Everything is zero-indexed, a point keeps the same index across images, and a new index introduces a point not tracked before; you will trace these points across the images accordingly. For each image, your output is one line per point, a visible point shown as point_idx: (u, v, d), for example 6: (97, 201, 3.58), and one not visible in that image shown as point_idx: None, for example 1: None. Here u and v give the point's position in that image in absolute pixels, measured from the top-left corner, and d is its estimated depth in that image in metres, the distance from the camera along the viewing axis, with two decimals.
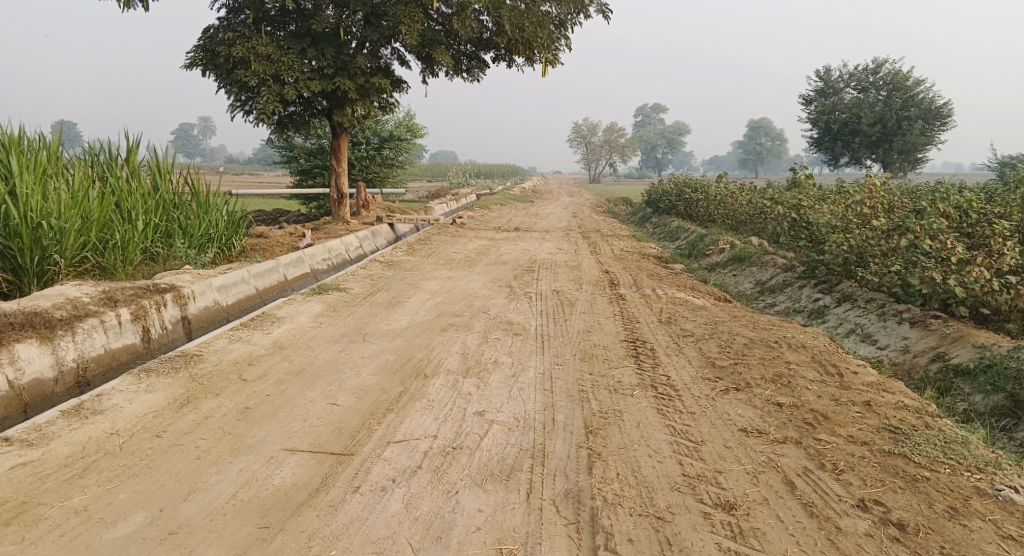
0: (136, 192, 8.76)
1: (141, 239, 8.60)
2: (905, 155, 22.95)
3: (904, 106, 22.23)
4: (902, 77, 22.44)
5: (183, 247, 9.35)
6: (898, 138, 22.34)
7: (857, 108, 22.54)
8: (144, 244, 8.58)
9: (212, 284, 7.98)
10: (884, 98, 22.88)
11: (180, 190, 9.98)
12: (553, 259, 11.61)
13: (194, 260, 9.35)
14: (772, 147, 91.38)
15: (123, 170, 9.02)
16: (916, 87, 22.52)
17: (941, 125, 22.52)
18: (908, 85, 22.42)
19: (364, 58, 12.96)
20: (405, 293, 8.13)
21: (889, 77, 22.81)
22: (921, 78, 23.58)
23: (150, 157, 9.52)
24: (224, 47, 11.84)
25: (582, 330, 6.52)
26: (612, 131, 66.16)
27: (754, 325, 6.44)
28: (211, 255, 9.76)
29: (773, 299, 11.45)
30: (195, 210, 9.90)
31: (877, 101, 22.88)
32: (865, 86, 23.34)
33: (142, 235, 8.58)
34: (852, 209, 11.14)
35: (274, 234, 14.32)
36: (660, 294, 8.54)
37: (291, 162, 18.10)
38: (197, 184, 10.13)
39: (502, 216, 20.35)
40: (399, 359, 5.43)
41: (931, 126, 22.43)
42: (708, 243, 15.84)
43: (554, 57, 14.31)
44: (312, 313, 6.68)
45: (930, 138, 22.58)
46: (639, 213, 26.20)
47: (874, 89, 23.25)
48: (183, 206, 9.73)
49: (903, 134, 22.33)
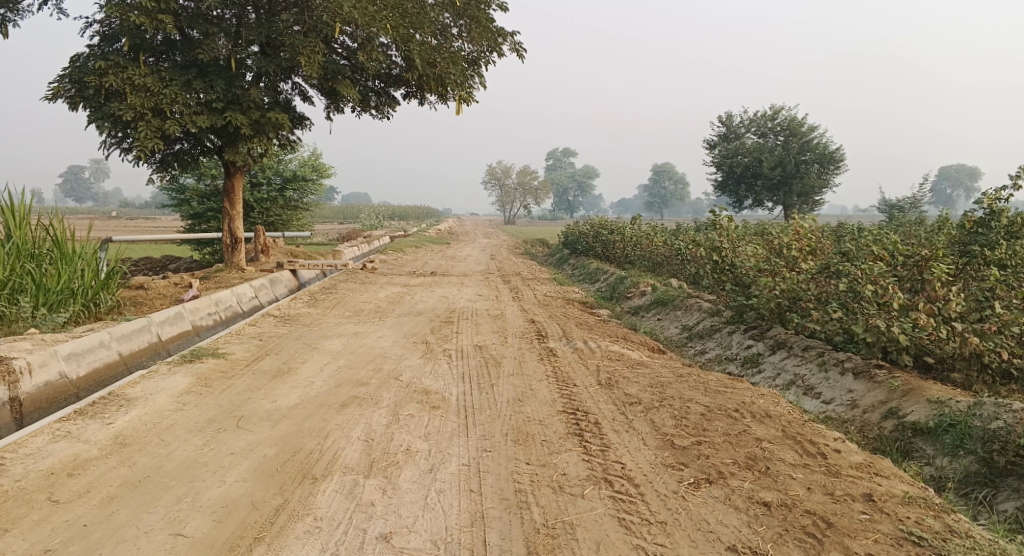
0: None
1: None
2: (804, 196, 23.39)
3: (801, 150, 22.72)
4: (797, 123, 22.93)
5: (29, 307, 7.73)
6: (797, 180, 22.80)
7: (758, 152, 22.87)
8: None
9: (57, 353, 6.57)
10: (782, 143, 23.32)
11: (40, 239, 8.39)
12: (472, 307, 10.61)
13: (42, 322, 7.66)
14: (676, 191, 94.41)
15: None
16: (811, 132, 23.11)
17: (835, 169, 23.18)
18: (803, 131, 22.96)
19: (259, 91, 11.72)
20: (300, 356, 6.90)
21: (786, 123, 23.28)
22: (815, 124, 24.28)
23: (2, 201, 7.99)
24: (94, 77, 10.34)
25: (512, 398, 5.50)
26: (525, 174, 66.26)
27: (705, 387, 5.59)
28: (71, 313, 8.15)
29: (703, 346, 10.82)
30: (57, 260, 8.28)
31: (776, 146, 23.33)
32: (764, 131, 23.75)
33: None
34: (778, 250, 10.71)
35: (156, 285, 12.68)
36: (593, 347, 7.69)
37: (182, 204, 16.44)
38: (62, 231, 8.50)
39: (416, 259, 19.24)
40: (282, 456, 4.26)
41: (826, 169, 23.03)
42: (629, 285, 15.25)
43: (468, 95, 13.49)
44: (176, 392, 5.39)
45: (826, 181, 23.17)
46: (556, 255, 25.60)
47: (772, 134, 23.74)
48: (42, 256, 8.14)
49: (802, 176, 22.81)
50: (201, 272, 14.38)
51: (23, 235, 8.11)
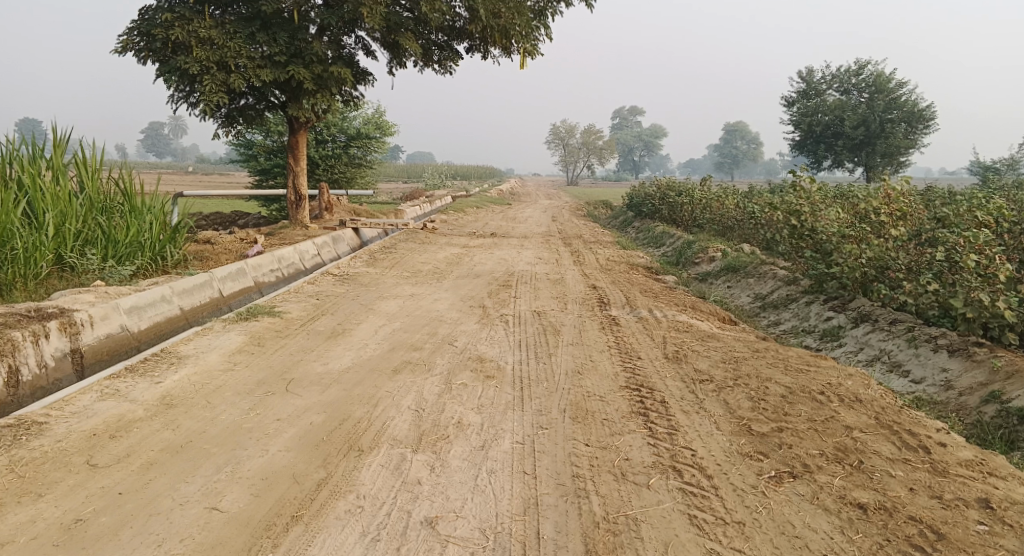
0: (51, 194, 7.28)
1: (51, 248, 7.20)
2: (888, 158, 21.89)
3: (887, 108, 21.18)
4: (885, 79, 21.34)
5: (98, 260, 7.70)
6: (881, 141, 21.33)
7: (839, 110, 21.46)
8: (51, 254, 7.18)
9: (119, 307, 6.57)
10: (866, 100, 21.79)
11: (110, 192, 8.41)
12: (533, 270, 10.28)
13: (110, 274, 7.66)
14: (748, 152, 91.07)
15: (41, 168, 7.48)
16: (899, 88, 21.49)
17: (924, 128, 21.54)
18: (891, 88, 21.35)
19: (322, 44, 11.46)
20: (355, 317, 6.72)
21: (872, 79, 21.71)
22: (904, 80, 22.57)
23: (77, 154, 7.99)
24: (161, 30, 10.29)
25: (572, 370, 5.16)
26: (591, 133, 64.88)
27: (784, 366, 5.11)
28: (138, 266, 8.16)
29: (777, 317, 10.19)
30: (126, 214, 8.29)
31: (860, 104, 21.83)
32: (848, 87, 22.23)
33: (51, 244, 7.19)
34: (864, 215, 9.92)
35: (222, 240, 12.79)
36: (660, 317, 7.25)
37: (250, 160, 16.56)
38: (132, 185, 8.53)
39: (478, 219, 18.95)
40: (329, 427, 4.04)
41: (914, 129, 21.44)
42: (697, 249, 14.59)
43: (533, 48, 12.94)
44: (228, 351, 5.27)
45: (914, 141, 21.60)
46: (620, 217, 24.90)
47: (856, 91, 22.22)
48: (112, 210, 8.15)
49: (887, 137, 21.33)
50: (267, 228, 14.47)
51: (95, 189, 8.13)
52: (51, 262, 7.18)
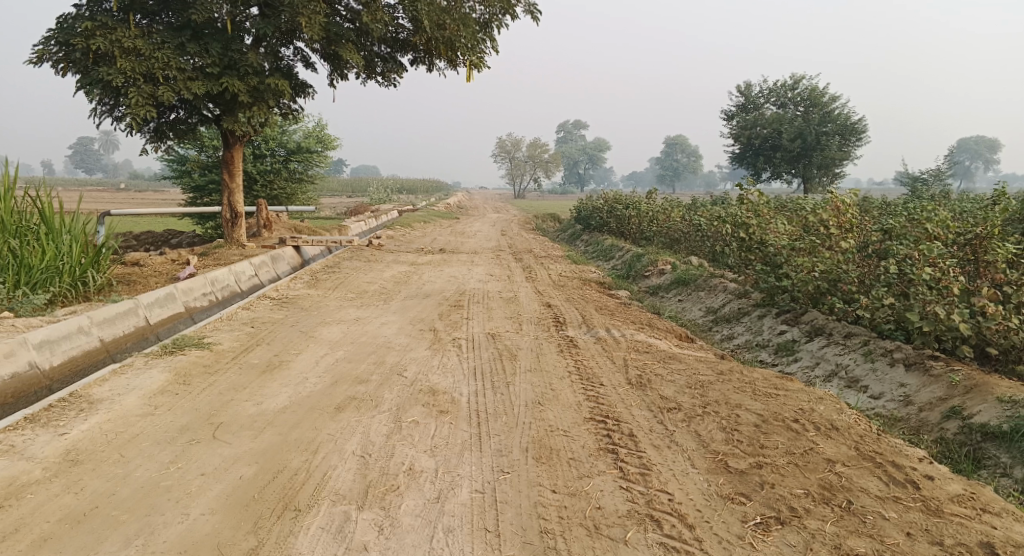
0: None
1: None
2: (824, 169, 22.37)
3: (821, 121, 21.67)
4: (819, 93, 21.84)
5: (6, 287, 7.03)
6: (817, 153, 21.78)
7: (777, 123, 21.83)
8: None
9: (26, 341, 5.93)
10: (802, 114, 22.25)
11: (28, 210, 7.66)
12: (483, 289, 9.91)
13: (19, 306, 6.94)
14: (689, 163, 92.76)
15: None
16: (833, 102, 22.01)
17: (857, 141, 22.07)
18: (825, 101, 21.85)
19: (258, 56, 10.87)
20: (294, 346, 6.21)
21: (807, 93, 22.19)
22: (837, 94, 23.16)
23: None
24: (81, 39, 9.55)
25: (531, 402, 4.79)
26: (535, 147, 65.01)
27: (753, 390, 4.85)
28: (56, 292, 7.48)
29: (730, 331, 10.02)
30: (46, 235, 7.56)
31: (796, 117, 22.25)
32: (784, 101, 22.64)
33: None
34: (812, 227, 9.89)
35: (152, 262, 12.01)
36: (617, 337, 6.97)
37: (183, 176, 15.73)
38: (52, 204, 7.76)
39: (424, 235, 18.48)
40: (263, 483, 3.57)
41: (848, 141, 21.97)
42: (647, 262, 14.46)
43: (480, 61, 12.63)
44: (148, 392, 4.72)
45: (848, 153, 22.12)
46: (568, 230, 24.74)
47: (792, 104, 22.65)
48: (29, 231, 7.43)
49: (822, 149, 21.78)
50: (202, 248, 13.71)
51: (10, 207, 7.39)
52: None
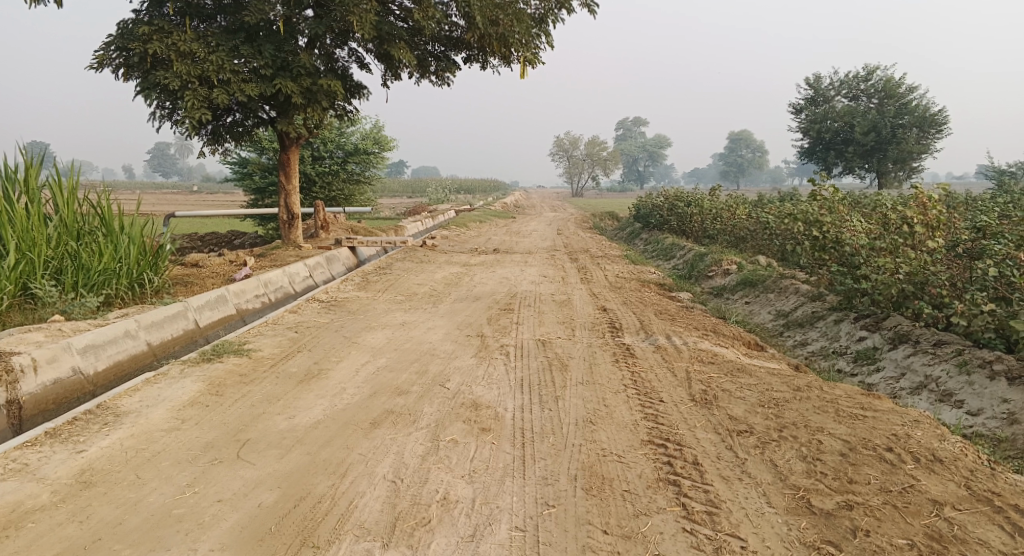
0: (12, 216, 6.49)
1: (9, 277, 6.41)
2: (900, 164, 21.04)
3: (897, 113, 20.39)
4: (894, 84, 20.55)
5: (63, 290, 6.86)
6: (893, 147, 20.48)
7: (849, 116, 20.63)
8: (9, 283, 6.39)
9: (71, 346, 5.84)
10: (876, 106, 21.00)
11: (87, 214, 7.57)
12: (536, 291, 9.49)
13: (73, 307, 6.69)
14: (753, 159, 90.03)
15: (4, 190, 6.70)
16: (910, 93, 20.69)
17: (937, 133, 20.67)
18: (901, 92, 20.56)
19: (311, 56, 10.66)
20: (335, 353, 5.93)
21: (881, 84, 20.91)
22: (915, 85, 21.77)
23: (49, 174, 7.19)
24: (138, 43, 9.49)
25: (582, 420, 4.35)
26: (594, 144, 64.09)
27: (836, 413, 4.28)
28: (114, 295, 7.30)
29: (804, 336, 9.27)
30: (104, 238, 7.44)
31: (869, 109, 21.00)
32: (856, 93, 21.39)
33: (9, 272, 6.40)
34: (895, 225, 9.04)
35: (210, 263, 12.06)
36: (680, 345, 6.42)
37: (244, 178, 15.84)
38: (110, 207, 7.66)
39: (480, 235, 18.17)
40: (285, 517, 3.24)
41: (926, 134, 20.61)
42: (710, 262, 13.76)
43: (535, 57, 12.20)
44: (177, 404, 4.48)
45: (927, 146, 20.74)
46: (627, 229, 24.04)
47: (865, 96, 21.39)
48: (88, 234, 7.32)
49: (898, 142, 20.47)
50: (259, 249, 13.74)
51: (70, 211, 7.29)
52: (11, 292, 6.39)
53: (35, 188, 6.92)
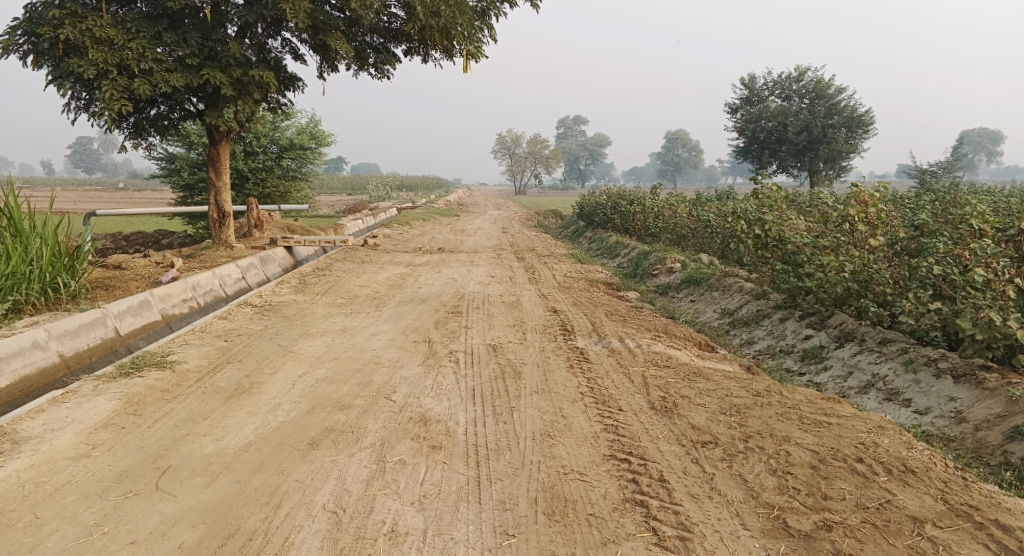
0: None
1: None
2: (831, 163, 21.57)
3: (827, 113, 20.90)
4: (825, 85, 21.04)
5: None
6: (824, 146, 20.96)
7: (783, 116, 20.99)
8: None
9: None
10: (807, 106, 21.46)
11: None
12: (483, 293, 9.18)
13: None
14: (690, 158, 91.76)
15: None
16: (839, 93, 21.21)
17: (864, 133, 21.30)
18: (831, 93, 21.07)
19: (241, 45, 10.02)
20: (269, 364, 5.50)
21: (812, 85, 21.38)
22: (844, 86, 22.36)
23: None
24: (47, 28, 8.69)
25: (539, 434, 4.08)
26: (535, 142, 64.04)
27: (800, 420, 4.14)
28: (22, 302, 6.61)
29: (750, 335, 9.20)
30: (11, 240, 6.74)
31: (800, 110, 21.46)
32: (789, 93, 21.80)
33: None
34: (836, 224, 9.06)
35: (134, 265, 11.30)
36: (633, 348, 6.21)
37: (172, 175, 14.98)
38: (19, 205, 6.95)
39: (423, 233, 17.74)
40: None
41: (855, 134, 21.18)
42: (654, 260, 13.71)
43: (478, 50, 11.86)
44: (88, 427, 4.00)
45: (855, 146, 21.32)
46: (570, 228, 23.94)
47: (797, 97, 21.82)
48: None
49: (829, 142, 20.96)
50: (189, 249, 13.00)
51: None
52: None
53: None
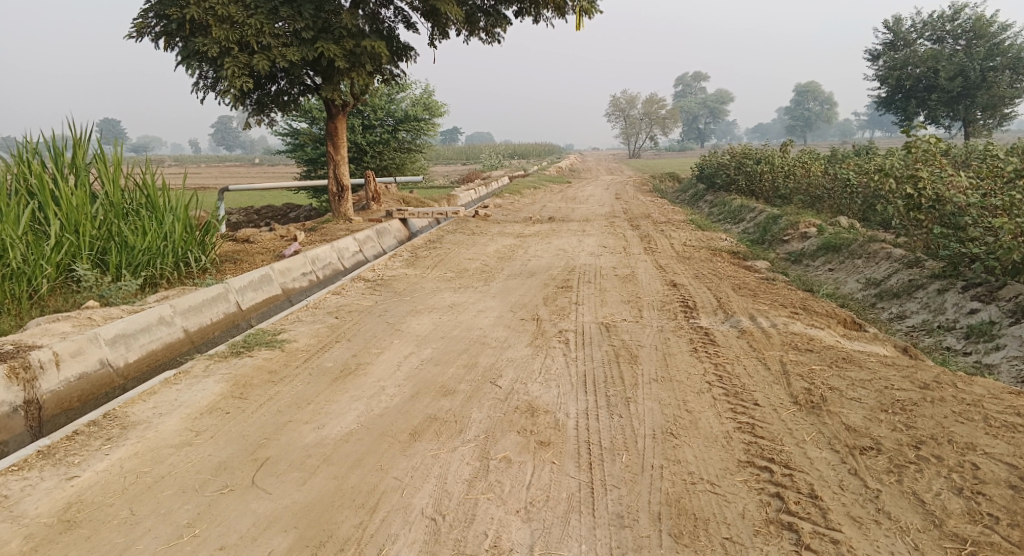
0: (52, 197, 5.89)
1: (52, 259, 5.81)
2: (990, 111, 19.05)
3: (987, 55, 18.39)
4: (985, 22, 18.46)
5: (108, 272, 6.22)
6: (982, 92, 18.50)
7: (933, 60, 18.68)
8: (52, 267, 5.79)
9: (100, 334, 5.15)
10: (963, 48, 18.96)
11: (131, 191, 6.89)
12: (597, 264, 8.69)
13: (111, 292, 5.99)
14: (821, 112, 85.51)
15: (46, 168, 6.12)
16: (1002, 31, 18.56)
17: None
18: (992, 31, 18.49)
19: (353, 15, 9.83)
20: (376, 344, 5.33)
21: (970, 23, 18.83)
22: (1009, 22, 19.54)
23: (95, 151, 6.57)
24: (174, 9, 8.84)
25: (660, 432, 3.61)
26: (653, 102, 61.66)
27: (987, 419, 3.45)
28: (160, 277, 6.64)
29: (901, 308, 8.02)
30: (151, 217, 6.76)
31: (954, 52, 19.01)
32: (940, 35, 19.35)
33: (51, 255, 5.80)
34: (1012, 180, 7.74)
35: (261, 238, 11.63)
36: (768, 329, 5.52)
37: (296, 150, 15.36)
38: (156, 183, 6.99)
39: (536, 201, 17.37)
40: None
41: (1021, 76, 18.54)
42: (784, 225, 12.61)
43: (591, 6, 11.12)
44: (194, 412, 3.93)
45: (1022, 90, 18.67)
46: (690, 191, 22.76)
47: (951, 38, 19.31)
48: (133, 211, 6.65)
49: (989, 87, 18.47)
50: (311, 222, 13.31)
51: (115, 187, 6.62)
52: (54, 276, 5.80)
53: (81, 164, 6.41)
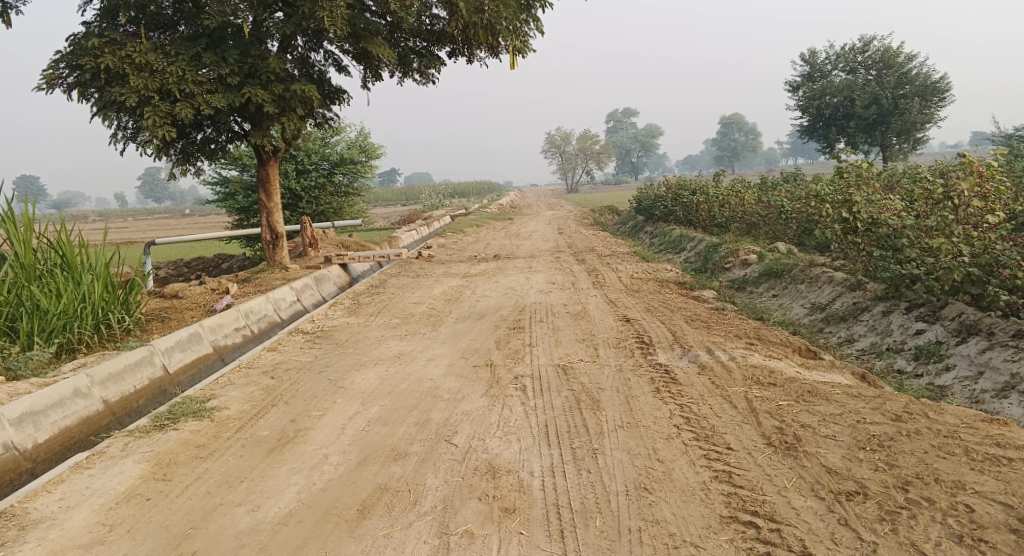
0: None
1: None
2: (904, 136, 19.89)
3: (897, 83, 19.26)
4: (893, 53, 19.36)
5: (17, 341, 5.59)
6: (896, 118, 19.31)
7: (848, 90, 19.43)
8: None
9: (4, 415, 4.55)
10: (875, 77, 19.83)
11: (45, 250, 6.29)
12: (546, 302, 8.45)
13: (19, 363, 5.36)
14: (746, 142, 88.77)
15: None
16: (909, 61, 19.49)
17: (939, 101, 19.56)
18: (900, 61, 19.39)
19: (281, 59, 9.45)
20: (318, 404, 4.91)
21: (879, 54, 19.73)
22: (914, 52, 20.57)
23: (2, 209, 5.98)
24: (87, 59, 8.33)
25: (634, 488, 3.34)
26: (586, 138, 62.79)
27: (968, 453, 3.34)
28: (79, 342, 6.00)
29: (848, 332, 7.88)
30: (67, 278, 6.15)
31: (867, 82, 19.84)
32: (853, 66, 20.20)
33: None
34: (943, 199, 7.86)
35: (191, 292, 11.01)
36: (728, 363, 5.33)
37: (227, 198, 14.75)
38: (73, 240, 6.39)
39: (478, 240, 17.15)
40: None
41: (929, 102, 19.45)
42: (725, 253, 12.68)
43: (524, 45, 11.08)
44: (108, 501, 3.46)
45: (931, 115, 19.58)
46: (629, 223, 22.97)
47: (863, 68, 20.18)
48: (46, 273, 6.05)
49: (901, 113, 19.30)
50: (244, 273, 12.72)
51: (26, 247, 6.02)
52: None
53: None
